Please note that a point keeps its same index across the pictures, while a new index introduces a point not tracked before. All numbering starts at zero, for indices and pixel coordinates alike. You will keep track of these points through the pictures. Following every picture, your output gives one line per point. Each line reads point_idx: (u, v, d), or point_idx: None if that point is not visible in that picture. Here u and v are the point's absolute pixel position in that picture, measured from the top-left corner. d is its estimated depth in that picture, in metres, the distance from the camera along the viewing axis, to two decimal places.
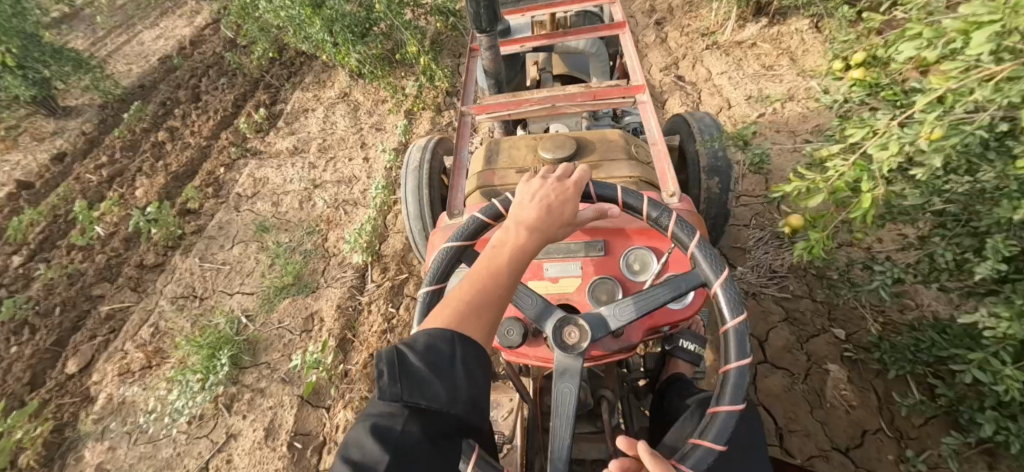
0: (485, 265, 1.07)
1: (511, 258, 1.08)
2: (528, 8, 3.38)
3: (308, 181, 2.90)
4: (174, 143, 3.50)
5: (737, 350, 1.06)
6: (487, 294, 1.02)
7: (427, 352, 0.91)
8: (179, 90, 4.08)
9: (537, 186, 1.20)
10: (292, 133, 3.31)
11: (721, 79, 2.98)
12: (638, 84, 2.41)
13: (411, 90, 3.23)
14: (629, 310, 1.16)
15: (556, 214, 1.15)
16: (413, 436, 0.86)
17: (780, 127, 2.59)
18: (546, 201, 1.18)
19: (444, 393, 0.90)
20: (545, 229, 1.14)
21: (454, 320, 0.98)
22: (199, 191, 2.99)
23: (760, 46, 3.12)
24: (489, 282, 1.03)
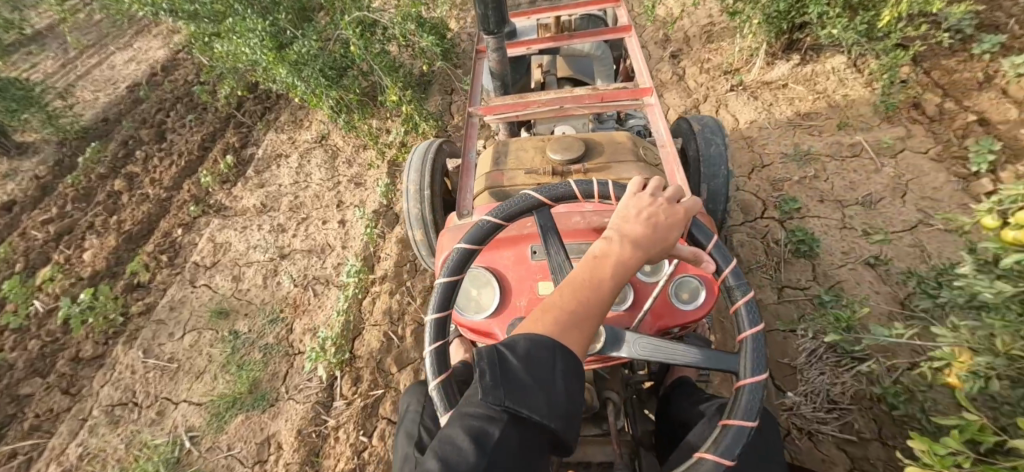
0: (581, 278, 0.92)
1: (610, 275, 0.93)
2: (533, 10, 3.21)
3: (274, 249, 2.51)
4: (130, 194, 3.11)
5: (752, 381, 0.94)
6: (586, 307, 0.89)
7: (530, 358, 0.83)
8: (144, 126, 3.68)
9: (647, 198, 1.02)
10: (261, 185, 2.92)
11: (750, 129, 2.58)
12: (646, 87, 2.31)
13: (394, 138, 2.88)
14: (653, 348, 1.03)
15: (665, 231, 0.97)
16: (510, 444, 0.78)
17: (824, 195, 2.21)
18: (652, 218, 0.99)
19: (543, 404, 0.80)
20: (647, 247, 0.97)
21: (549, 330, 0.87)
22: (152, 259, 2.61)
23: (793, 88, 2.74)
24: (589, 295, 0.90)
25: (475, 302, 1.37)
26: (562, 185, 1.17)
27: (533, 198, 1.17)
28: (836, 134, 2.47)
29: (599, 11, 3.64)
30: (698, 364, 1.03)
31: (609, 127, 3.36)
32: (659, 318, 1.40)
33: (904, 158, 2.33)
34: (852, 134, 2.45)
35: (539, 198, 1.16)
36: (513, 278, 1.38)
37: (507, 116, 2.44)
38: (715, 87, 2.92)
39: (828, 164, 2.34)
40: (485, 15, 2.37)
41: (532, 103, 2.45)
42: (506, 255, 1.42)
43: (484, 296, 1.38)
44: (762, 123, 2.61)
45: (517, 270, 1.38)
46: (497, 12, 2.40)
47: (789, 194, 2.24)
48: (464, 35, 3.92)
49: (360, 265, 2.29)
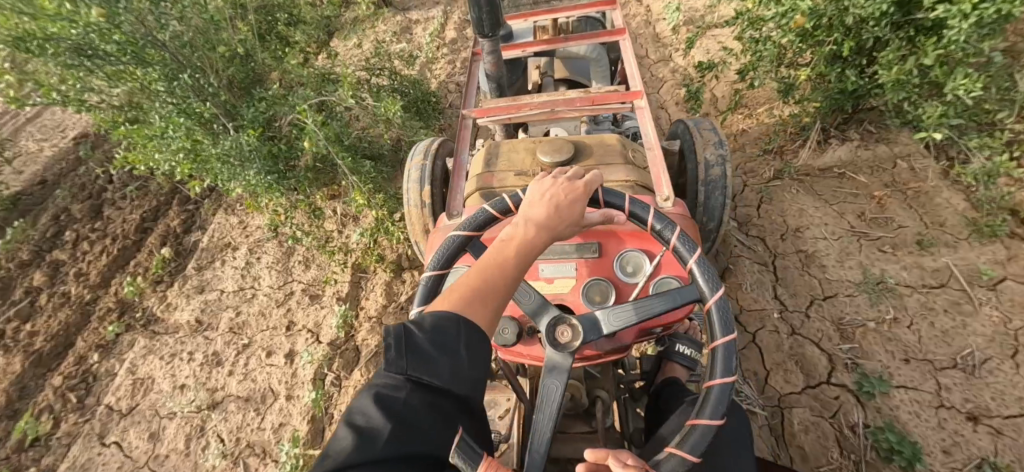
0: (494, 260, 0.99)
1: (517, 255, 1.01)
2: (530, 13, 3.09)
3: (205, 393, 2.00)
4: (50, 293, 2.59)
5: (716, 297, 1.06)
6: (497, 283, 0.96)
7: (436, 330, 0.83)
8: (82, 195, 3.16)
9: (547, 183, 1.13)
10: (199, 291, 2.40)
11: (806, 239, 2.04)
12: (638, 89, 2.26)
13: (356, 241, 2.40)
14: (623, 315, 1.09)
15: (565, 210, 1.08)
16: (416, 407, 0.74)
17: (909, 353, 1.68)
18: (554, 199, 1.10)
19: (446, 370, 0.80)
20: (555, 227, 1.07)
21: (462, 304, 0.90)
22: (58, 399, 2.11)
23: (853, 179, 2.22)
24: (497, 273, 0.98)
25: None
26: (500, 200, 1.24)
27: (459, 236, 1.23)
28: (915, 253, 1.94)
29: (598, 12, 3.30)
30: (666, 308, 1.10)
31: (604, 128, 3.17)
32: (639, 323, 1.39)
33: (1009, 291, 1.77)
34: (936, 255, 1.91)
35: (463, 235, 1.22)
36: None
37: (499, 118, 2.41)
38: (756, 173, 2.36)
39: (909, 299, 1.82)
40: (480, 18, 2.27)
41: (525, 105, 2.40)
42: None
43: None
44: (817, 230, 2.06)
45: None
46: (492, 16, 2.30)
47: (862, 349, 1.71)
48: (450, 86, 3.41)
49: (301, 440, 1.78)
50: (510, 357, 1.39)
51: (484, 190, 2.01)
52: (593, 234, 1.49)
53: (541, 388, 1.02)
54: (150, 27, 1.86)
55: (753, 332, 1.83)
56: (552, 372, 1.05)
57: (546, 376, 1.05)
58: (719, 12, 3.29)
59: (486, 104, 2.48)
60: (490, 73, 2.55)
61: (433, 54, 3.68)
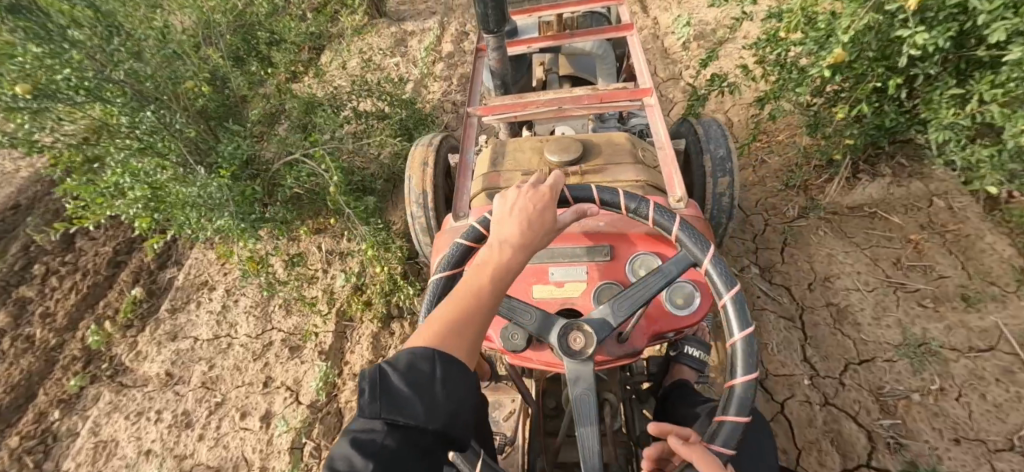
0: (468, 286, 0.85)
1: (493, 278, 0.85)
2: (534, 8, 2.94)
3: (171, 462, 1.81)
4: (12, 336, 2.39)
5: (713, 254, 1.02)
6: (470, 313, 0.82)
7: (408, 368, 0.73)
8: (53, 223, 2.96)
9: (519, 193, 0.94)
10: (171, 338, 2.21)
11: (837, 290, 1.85)
12: (647, 87, 2.19)
13: (341, 286, 2.21)
14: (630, 304, 1.03)
15: (541, 222, 0.90)
16: (394, 452, 0.66)
17: (959, 431, 1.49)
18: (527, 211, 0.92)
19: (422, 410, 0.70)
20: (532, 244, 0.90)
21: (435, 341, 0.78)
22: (13, 463, 1.93)
23: (886, 220, 2.02)
24: (469, 303, 0.83)
25: None
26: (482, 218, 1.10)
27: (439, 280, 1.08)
28: (960, 310, 1.73)
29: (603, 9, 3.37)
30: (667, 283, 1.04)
31: (611, 127, 3.10)
32: (651, 324, 1.27)
33: None
34: (983, 313, 1.70)
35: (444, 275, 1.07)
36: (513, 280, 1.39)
37: (505, 117, 2.34)
38: (778, 210, 2.15)
39: (956, 366, 1.61)
40: (485, 15, 2.22)
41: (531, 103, 2.33)
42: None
43: None
44: (848, 279, 1.87)
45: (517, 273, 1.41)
46: (497, 13, 2.25)
47: (906, 426, 1.52)
48: (446, 105, 3.23)
49: None
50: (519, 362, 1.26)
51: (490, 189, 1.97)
52: (603, 237, 1.42)
53: (572, 402, 0.96)
54: (102, 63, 1.66)
55: (782, 401, 1.64)
56: (579, 383, 0.98)
57: (574, 390, 0.98)
58: (730, 28, 3.11)
59: (491, 101, 2.40)
60: (494, 69, 2.55)
61: (428, 69, 3.49)
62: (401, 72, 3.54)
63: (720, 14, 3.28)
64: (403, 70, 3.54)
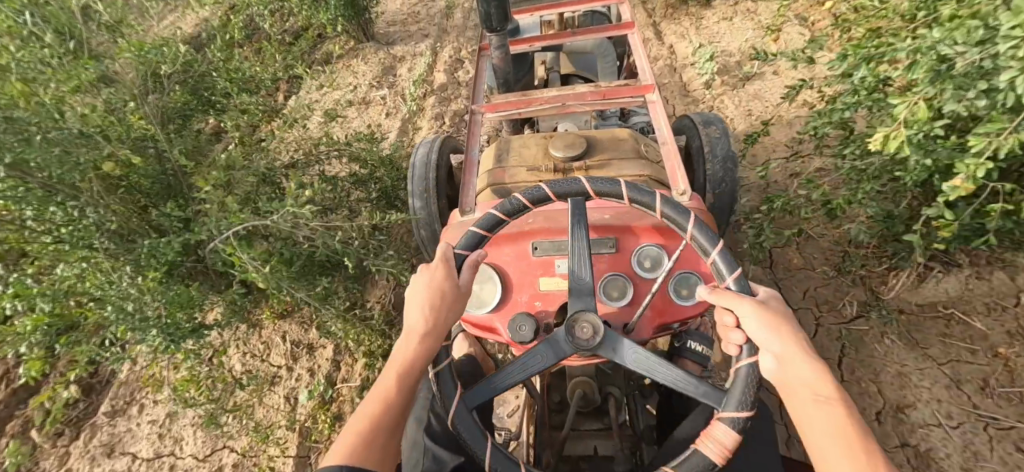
0: (382, 385, 1.06)
1: (400, 375, 1.06)
2: (535, 8, 3.04)
3: None
4: None
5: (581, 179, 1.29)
6: (387, 409, 1.02)
7: None
8: None
9: (420, 281, 1.17)
10: (107, 453, 1.87)
11: (915, 424, 1.51)
12: (647, 85, 2.29)
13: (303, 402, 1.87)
14: (581, 270, 1.20)
15: (442, 302, 1.14)
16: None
17: None
18: (436, 296, 1.15)
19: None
20: (436, 330, 1.12)
21: (359, 440, 0.98)
22: None
23: (970, 326, 1.64)
24: (385, 399, 1.03)
25: (481, 297, 1.51)
26: (469, 234, 1.29)
27: None
28: None
29: (603, 8, 3.48)
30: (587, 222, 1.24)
31: (612, 123, 3.31)
32: (655, 314, 1.48)
33: None
34: None
35: None
36: (515, 274, 1.52)
37: (510, 113, 2.46)
38: (832, 306, 1.80)
39: None
40: (489, 14, 2.39)
41: (535, 100, 2.45)
42: (508, 252, 1.55)
43: (488, 291, 1.52)
44: (927, 411, 1.52)
45: (518, 266, 1.52)
46: (501, 12, 2.41)
47: None
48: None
49: None
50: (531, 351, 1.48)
51: (500, 185, 2.18)
52: (609, 230, 1.57)
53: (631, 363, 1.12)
54: None
55: None
56: (624, 357, 1.14)
57: (618, 355, 1.14)
58: (749, 66, 2.86)
59: (495, 98, 2.52)
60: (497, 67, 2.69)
61: (418, 104, 3.14)
62: (387, 109, 3.17)
63: (738, 50, 3.02)
64: (391, 106, 3.19)
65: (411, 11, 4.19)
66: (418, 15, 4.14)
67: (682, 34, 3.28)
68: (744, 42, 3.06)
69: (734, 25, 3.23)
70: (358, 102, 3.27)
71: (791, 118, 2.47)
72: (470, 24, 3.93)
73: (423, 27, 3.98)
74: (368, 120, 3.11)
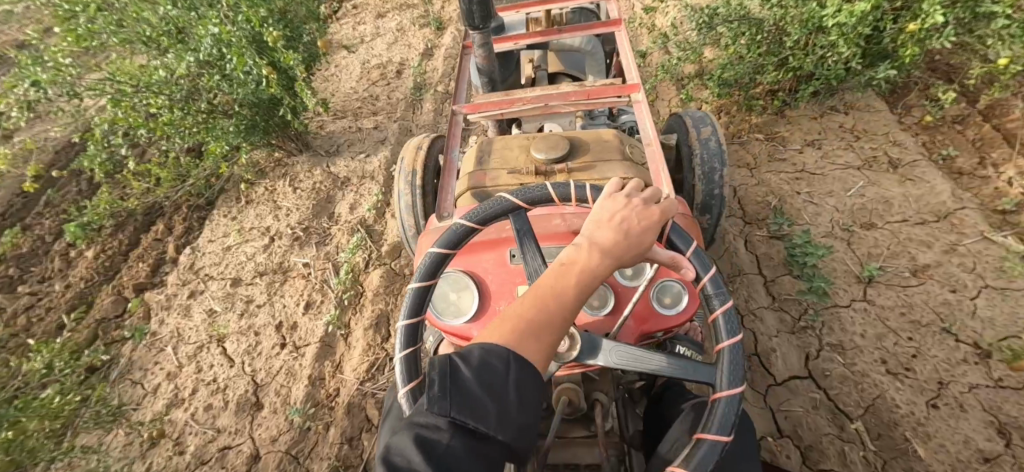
0: (556, 284, 0.77)
1: (585, 275, 0.78)
2: (523, 6, 2.41)
3: None
4: None
5: (728, 336, 0.84)
6: (559, 315, 0.75)
7: (479, 366, 0.68)
8: None
9: (623, 201, 0.87)
10: None
11: None
12: (633, 83, 1.92)
13: None
14: (623, 356, 0.87)
15: (641, 240, 0.83)
16: (459, 456, 0.61)
17: None
18: (625, 223, 0.84)
19: (496, 411, 0.66)
20: (621, 254, 0.81)
21: (511, 339, 0.71)
22: None
23: None
24: (557, 302, 0.76)
25: (453, 306, 1.13)
26: (453, 228, 0.98)
27: (435, 252, 0.97)
28: None
29: (593, 4, 2.69)
30: (669, 375, 0.87)
31: (600, 123, 2.55)
32: (638, 324, 1.12)
33: None
34: None
35: (439, 251, 0.96)
36: (495, 282, 1.15)
37: (491, 115, 2.03)
38: None
39: None
40: (469, 10, 1.88)
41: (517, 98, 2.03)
42: (487, 258, 1.19)
43: (462, 300, 1.14)
44: None
45: (499, 273, 1.16)
46: (483, 7, 1.91)
47: None
48: (368, 401, 1.73)
49: None
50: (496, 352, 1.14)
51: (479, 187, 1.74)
52: None
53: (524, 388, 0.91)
54: None
55: None
56: None
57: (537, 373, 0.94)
58: (863, 253, 1.83)
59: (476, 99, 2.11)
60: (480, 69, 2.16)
61: (355, 292, 2.06)
62: (306, 296, 2.08)
63: (841, 211, 1.97)
64: (316, 283, 2.13)
65: (366, 95, 3.18)
66: (375, 102, 3.11)
67: (745, 165, 2.23)
68: (847, 196, 2.01)
69: (825, 157, 2.18)
70: (270, 270, 2.22)
71: (963, 388, 1.48)
72: (444, 122, 2.90)
73: (379, 124, 2.93)
74: (279, 314, 2.04)
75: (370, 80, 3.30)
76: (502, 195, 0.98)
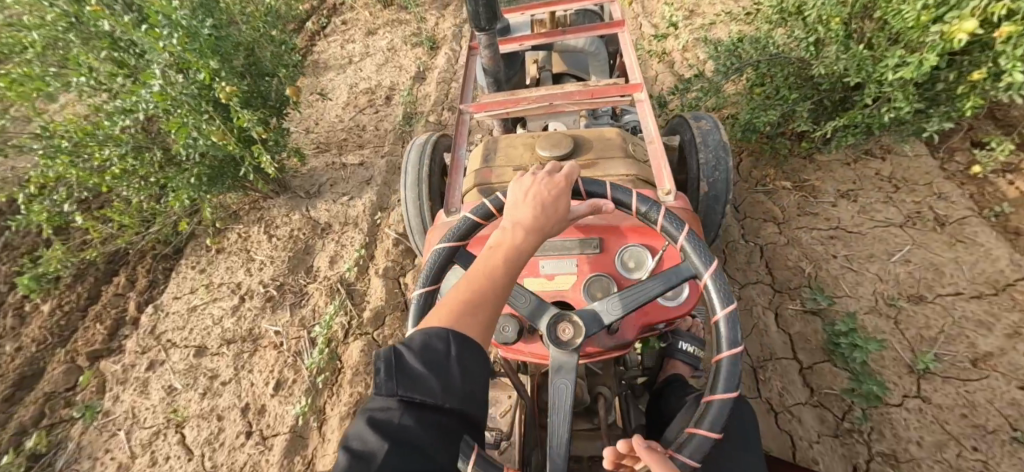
0: (483, 264, 0.81)
1: (508, 252, 0.82)
2: (526, 7, 2.18)
3: None
4: None
5: (681, 228, 0.97)
6: (494, 288, 0.79)
7: (421, 346, 0.70)
8: None
9: (539, 176, 0.90)
10: None
11: None
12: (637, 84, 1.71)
13: None
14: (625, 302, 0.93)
15: (555, 209, 0.87)
16: (412, 431, 0.63)
17: None
18: (539, 197, 0.87)
19: (440, 385, 0.67)
20: (543, 225, 0.85)
21: (450, 319, 0.74)
22: None
23: None
24: (489, 277, 0.79)
25: None
26: (415, 300, 0.98)
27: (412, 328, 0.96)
28: None
29: (596, 6, 2.44)
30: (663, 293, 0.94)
31: (603, 123, 2.33)
32: (641, 315, 1.09)
33: None
34: None
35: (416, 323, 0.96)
36: None
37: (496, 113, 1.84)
38: None
39: None
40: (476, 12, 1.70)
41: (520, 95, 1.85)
42: None
43: None
44: None
45: None
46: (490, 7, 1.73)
47: None
48: None
49: None
50: (511, 354, 1.14)
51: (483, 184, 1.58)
52: (592, 228, 1.18)
53: (549, 392, 0.87)
54: None
55: None
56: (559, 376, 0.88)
57: (550, 380, 0.88)
58: (913, 335, 1.58)
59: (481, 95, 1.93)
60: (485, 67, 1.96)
61: (332, 369, 1.82)
62: (276, 373, 1.84)
63: (884, 280, 1.73)
64: (288, 356, 1.89)
65: (352, 124, 2.93)
66: (361, 133, 2.86)
67: (772, 218, 1.98)
68: (890, 262, 1.77)
69: (862, 212, 1.93)
70: (238, 338, 1.98)
71: None
72: None
73: (365, 159, 2.68)
74: (244, 395, 1.81)
75: (357, 107, 3.05)
76: (439, 242, 1.02)
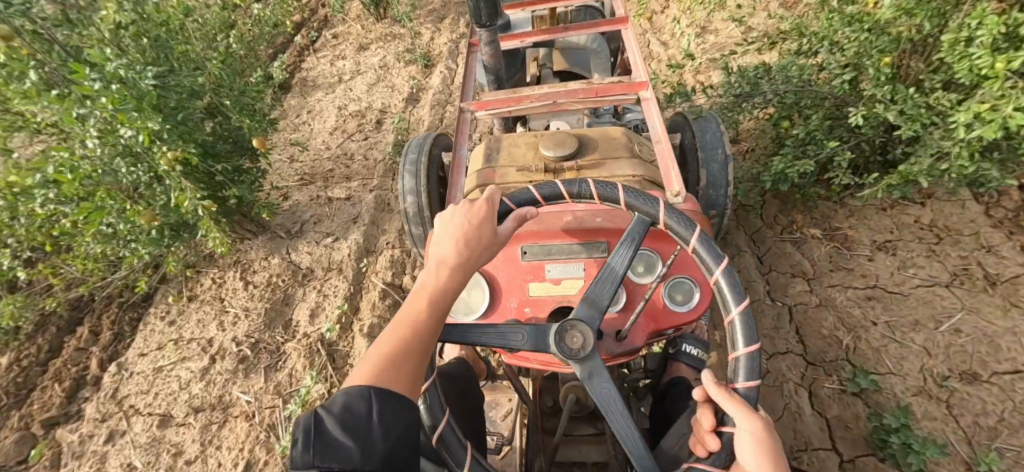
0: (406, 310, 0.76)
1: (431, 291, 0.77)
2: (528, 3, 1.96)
3: None
4: None
5: (616, 189, 0.94)
6: (418, 332, 0.73)
7: (341, 406, 0.61)
8: None
9: (459, 207, 0.86)
10: None
11: None
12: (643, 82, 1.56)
13: None
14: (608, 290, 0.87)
15: (478, 240, 0.82)
16: None
17: None
18: (461, 232, 0.82)
19: (363, 448, 0.58)
20: (468, 257, 0.81)
21: (371, 375, 0.67)
22: None
23: None
24: (413, 322, 0.74)
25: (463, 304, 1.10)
26: None
27: None
28: None
29: (598, 3, 2.20)
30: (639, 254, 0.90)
31: (605, 121, 2.07)
32: (649, 321, 1.04)
33: None
34: None
35: None
36: (504, 276, 1.11)
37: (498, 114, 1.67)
38: None
39: None
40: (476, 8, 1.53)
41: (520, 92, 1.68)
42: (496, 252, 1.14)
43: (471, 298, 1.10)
44: None
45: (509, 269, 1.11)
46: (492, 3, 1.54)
47: None
48: None
49: None
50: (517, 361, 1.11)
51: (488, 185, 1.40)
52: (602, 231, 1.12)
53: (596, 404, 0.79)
54: None
55: None
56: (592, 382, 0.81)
57: (592, 392, 0.81)
58: (968, 424, 1.38)
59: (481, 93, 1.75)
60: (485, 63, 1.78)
61: None
62: (246, 453, 1.65)
63: (932, 353, 1.52)
64: (259, 433, 1.69)
65: (339, 152, 2.72)
66: (349, 163, 2.65)
67: (801, 273, 1.79)
68: (938, 332, 1.56)
69: (903, 267, 1.72)
70: (207, 406, 1.78)
71: None
72: None
73: (352, 194, 2.47)
74: None
75: (345, 132, 2.85)
76: None
